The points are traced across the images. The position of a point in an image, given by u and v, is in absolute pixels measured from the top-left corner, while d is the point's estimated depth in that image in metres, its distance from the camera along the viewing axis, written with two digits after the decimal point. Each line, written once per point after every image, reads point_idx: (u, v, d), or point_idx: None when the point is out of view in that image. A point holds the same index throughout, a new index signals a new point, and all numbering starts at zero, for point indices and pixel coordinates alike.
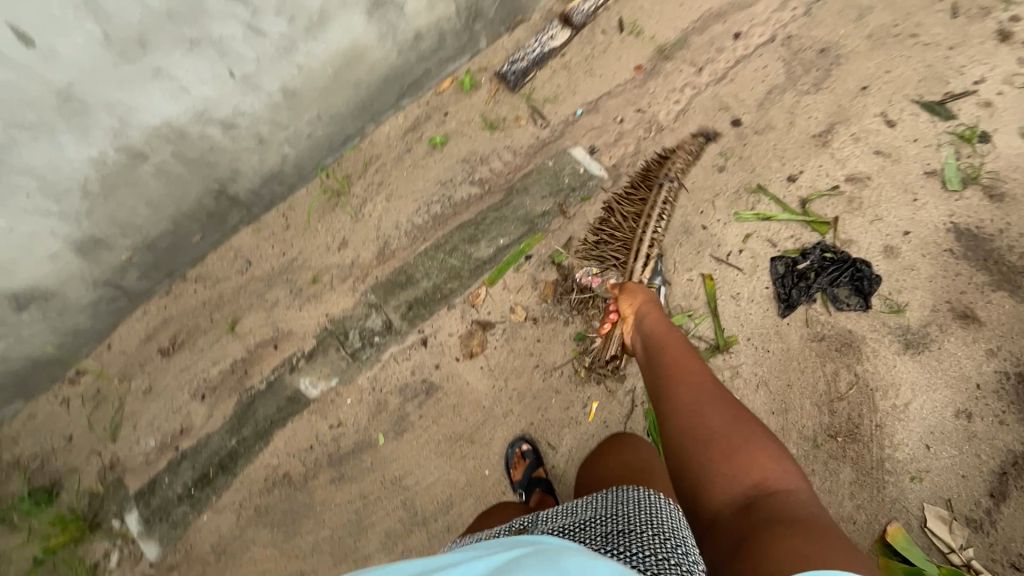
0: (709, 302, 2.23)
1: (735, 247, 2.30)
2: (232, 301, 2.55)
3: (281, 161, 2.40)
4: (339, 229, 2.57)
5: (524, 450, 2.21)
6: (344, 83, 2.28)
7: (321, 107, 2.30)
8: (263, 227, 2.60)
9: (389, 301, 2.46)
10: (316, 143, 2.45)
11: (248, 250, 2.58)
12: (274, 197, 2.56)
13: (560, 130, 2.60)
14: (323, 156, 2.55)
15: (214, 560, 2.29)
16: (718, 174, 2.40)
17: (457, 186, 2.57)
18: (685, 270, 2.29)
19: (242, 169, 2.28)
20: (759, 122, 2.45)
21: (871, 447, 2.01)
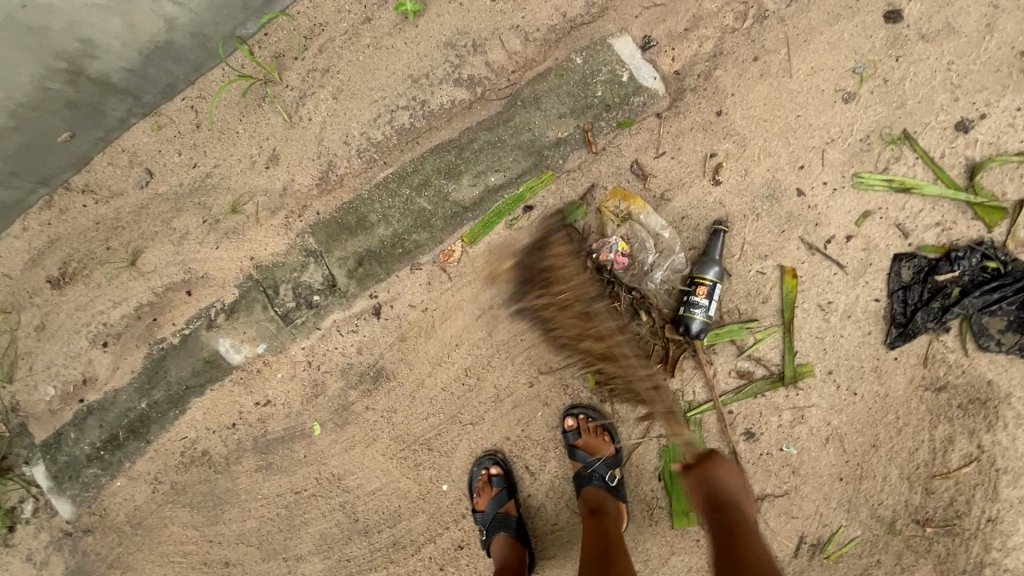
0: (790, 309, 1.51)
1: (840, 232, 1.51)
2: (131, 225, 1.90)
3: (167, 27, 1.58)
4: (268, 137, 1.82)
5: (492, 474, 1.70)
6: None
7: None
8: (164, 123, 1.85)
9: (333, 251, 1.79)
10: (219, 0, 1.60)
11: (147, 155, 1.87)
12: (173, 81, 1.77)
13: (602, 5, 1.66)
14: (238, 21, 1.70)
15: (130, 532, 1.98)
16: (839, 108, 1.52)
17: (436, 85, 1.73)
18: (756, 258, 1.54)
19: (98, 38, 1.49)
20: (932, 19, 1.48)
21: (970, 545, 1.45)
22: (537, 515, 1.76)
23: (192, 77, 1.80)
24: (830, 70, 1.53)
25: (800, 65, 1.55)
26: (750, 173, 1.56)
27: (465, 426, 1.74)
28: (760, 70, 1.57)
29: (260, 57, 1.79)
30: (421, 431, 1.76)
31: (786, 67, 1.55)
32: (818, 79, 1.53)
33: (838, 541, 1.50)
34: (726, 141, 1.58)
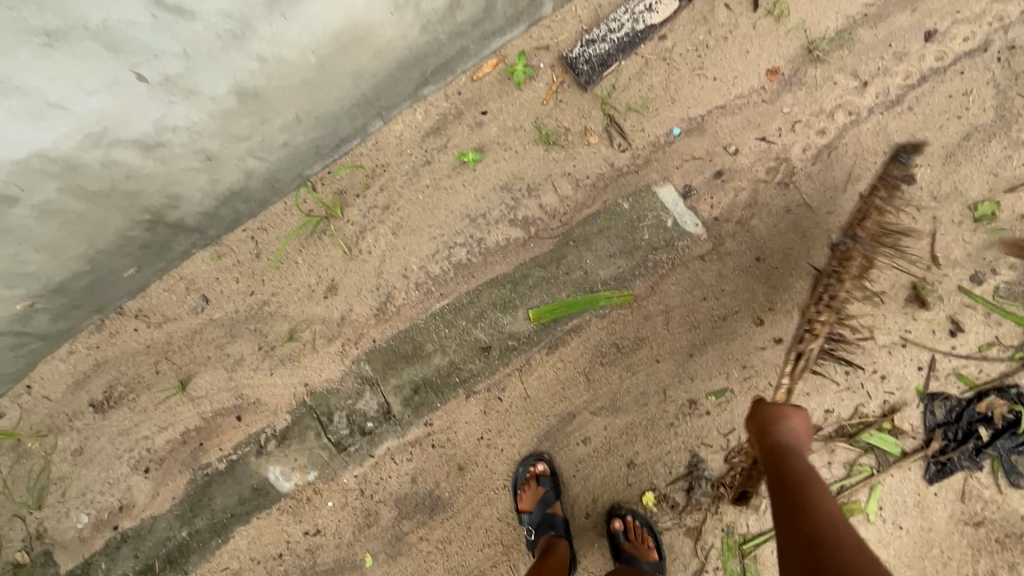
0: (855, 442, 1.61)
1: (875, 372, 1.64)
2: (183, 350, 1.93)
3: (245, 176, 1.68)
4: (326, 268, 1.90)
5: (538, 473, 1.75)
6: (335, 75, 1.49)
7: (301, 107, 1.53)
8: (224, 253, 1.91)
9: (389, 379, 1.85)
10: (295, 152, 1.71)
11: (204, 283, 1.92)
12: (238, 217, 1.84)
13: (646, 156, 1.83)
14: (307, 165, 1.80)
15: None
16: (866, 259, 1.68)
17: (493, 224, 1.85)
18: (800, 394, 1.66)
19: (184, 193, 1.57)
20: (942, 183, 1.68)
21: None
22: None
23: (256, 211, 1.88)
24: (857, 223, 1.70)
25: (828, 218, 1.72)
26: (790, 315, 1.69)
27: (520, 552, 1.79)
28: (792, 221, 1.74)
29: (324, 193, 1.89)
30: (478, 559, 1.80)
31: (816, 219, 1.72)
32: (847, 231, 1.70)
33: None
34: (765, 285, 1.72)
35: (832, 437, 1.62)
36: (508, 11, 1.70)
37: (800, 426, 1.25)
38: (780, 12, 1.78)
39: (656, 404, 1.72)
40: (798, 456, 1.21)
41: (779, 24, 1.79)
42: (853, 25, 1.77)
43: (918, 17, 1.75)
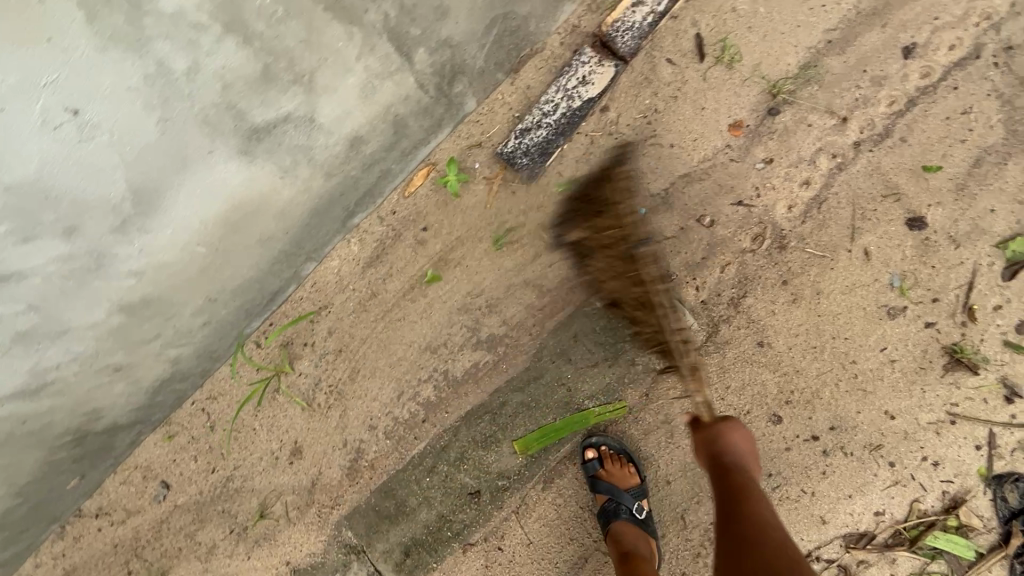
0: (917, 550, 1.37)
1: (924, 459, 1.38)
2: (152, 544, 1.74)
3: None
4: (287, 430, 1.71)
5: None
6: (235, 249, 1.30)
7: (210, 289, 1.35)
8: (175, 432, 1.71)
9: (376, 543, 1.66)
10: None
11: (159, 468, 1.73)
12: (179, 394, 1.65)
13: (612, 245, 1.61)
14: (242, 328, 1.62)
15: None
16: (885, 325, 1.44)
17: (457, 352, 1.65)
18: (842, 498, 1.41)
19: (102, 403, 1.39)
20: (960, 221, 1.43)
21: None
22: None
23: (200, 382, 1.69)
24: (867, 284, 1.46)
25: (833, 283, 1.48)
26: (811, 405, 1.45)
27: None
28: (792, 294, 1.50)
29: (268, 349, 1.70)
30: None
31: (819, 287, 1.48)
32: (858, 295, 1.46)
33: None
34: (775, 374, 1.48)
35: (888, 544, 1.38)
36: (426, 122, 1.50)
37: (745, 442, 1.22)
38: (731, 58, 1.57)
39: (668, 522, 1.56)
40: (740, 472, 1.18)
41: (733, 70, 1.57)
42: (818, 56, 1.54)
43: (890, 33, 1.52)
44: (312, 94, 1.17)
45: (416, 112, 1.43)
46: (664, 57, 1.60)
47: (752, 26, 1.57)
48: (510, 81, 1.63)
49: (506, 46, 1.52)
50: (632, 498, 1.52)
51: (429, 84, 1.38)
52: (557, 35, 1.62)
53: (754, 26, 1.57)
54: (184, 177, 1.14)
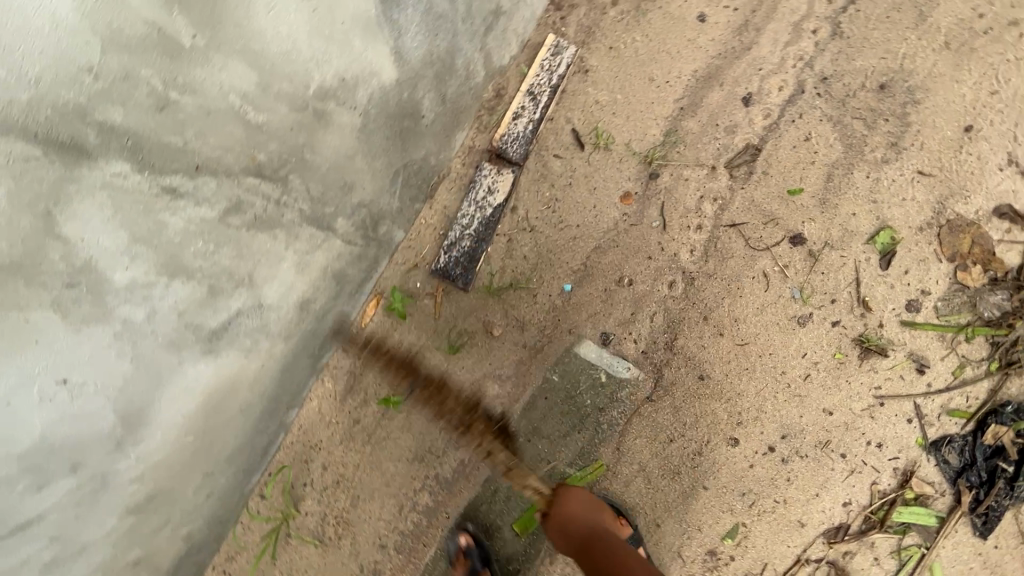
0: (890, 530, 1.55)
1: (870, 444, 1.57)
2: None
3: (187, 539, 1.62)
4: (307, 569, 1.81)
5: None
6: (221, 425, 1.46)
7: (208, 465, 1.50)
8: None
9: None
10: (228, 489, 1.67)
11: None
12: (201, 564, 1.76)
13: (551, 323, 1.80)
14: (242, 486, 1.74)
15: None
16: (799, 334, 1.63)
17: (442, 455, 1.79)
18: (812, 497, 1.59)
19: None
20: (832, 230, 1.65)
21: None
22: None
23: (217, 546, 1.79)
24: (775, 304, 1.66)
25: (748, 308, 1.67)
26: (762, 422, 1.62)
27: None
28: (715, 327, 1.68)
29: (270, 499, 1.81)
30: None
31: (736, 315, 1.68)
32: (771, 314, 1.65)
33: None
34: (722, 402, 1.65)
35: (862, 530, 1.56)
36: (362, 265, 1.70)
37: (579, 503, 1.53)
38: (605, 141, 1.82)
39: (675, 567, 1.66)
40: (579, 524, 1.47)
41: (610, 151, 1.82)
42: (676, 121, 1.79)
43: (729, 88, 1.77)
44: (256, 286, 1.28)
45: (351, 260, 1.63)
46: (550, 154, 1.84)
47: (615, 111, 1.83)
48: (426, 206, 1.85)
49: (414, 182, 1.73)
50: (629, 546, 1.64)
51: (355, 238, 1.59)
52: (456, 157, 1.85)
53: (617, 110, 1.82)
54: (164, 389, 1.20)
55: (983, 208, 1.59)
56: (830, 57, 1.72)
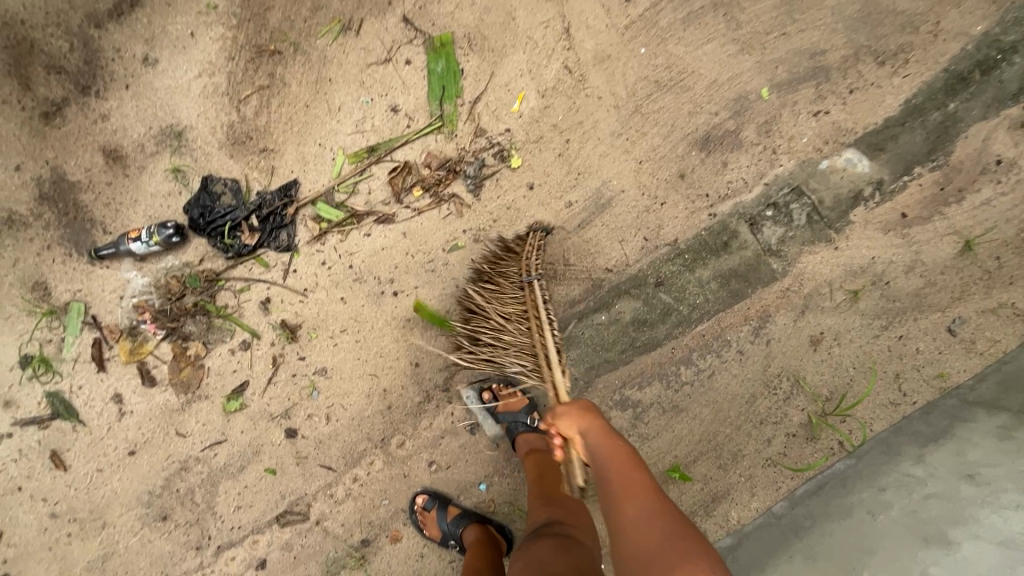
0: (347, 213, 1.96)
1: (325, 263, 1.96)
2: (959, 283, 1.90)
3: (905, 449, 1.69)
4: (818, 364, 1.91)
5: (613, 158, 1.97)
6: (809, 556, 1.54)
7: (852, 526, 1.53)
8: (923, 381, 1.89)
9: (761, 245, 1.96)
10: (847, 477, 1.75)
11: (941, 344, 1.90)
12: (910, 419, 1.82)
13: (503, 459, 1.97)
14: (839, 466, 1.82)
15: None
16: (330, 364, 1.96)
17: (655, 403, 1.94)
18: (385, 245, 1.96)
19: (960, 437, 1.58)
20: (264, 425, 1.96)
21: (246, 38, 1.98)
22: (574, 27, 2.00)
23: (886, 422, 1.88)
24: (334, 393, 1.96)
25: (355, 400, 1.96)
26: (390, 308, 1.96)
27: (617, 113, 1.98)
28: (382, 395, 1.96)
29: (822, 435, 1.90)
30: (656, 110, 1.98)
31: (363, 398, 1.97)
32: (340, 386, 1.96)
33: (333, 32, 1.98)
34: (407, 336, 1.96)
35: (364, 214, 1.96)
36: None
37: (586, 414, 1.47)
38: None
39: (497, 231, 1.96)
40: (607, 440, 1.39)
41: None
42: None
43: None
44: None
45: None
46: None
47: None
48: None
49: None
50: (525, 414, 1.89)
51: None
52: None
53: None
54: None
55: (158, 389, 1.95)
56: (186, 558, 1.96)
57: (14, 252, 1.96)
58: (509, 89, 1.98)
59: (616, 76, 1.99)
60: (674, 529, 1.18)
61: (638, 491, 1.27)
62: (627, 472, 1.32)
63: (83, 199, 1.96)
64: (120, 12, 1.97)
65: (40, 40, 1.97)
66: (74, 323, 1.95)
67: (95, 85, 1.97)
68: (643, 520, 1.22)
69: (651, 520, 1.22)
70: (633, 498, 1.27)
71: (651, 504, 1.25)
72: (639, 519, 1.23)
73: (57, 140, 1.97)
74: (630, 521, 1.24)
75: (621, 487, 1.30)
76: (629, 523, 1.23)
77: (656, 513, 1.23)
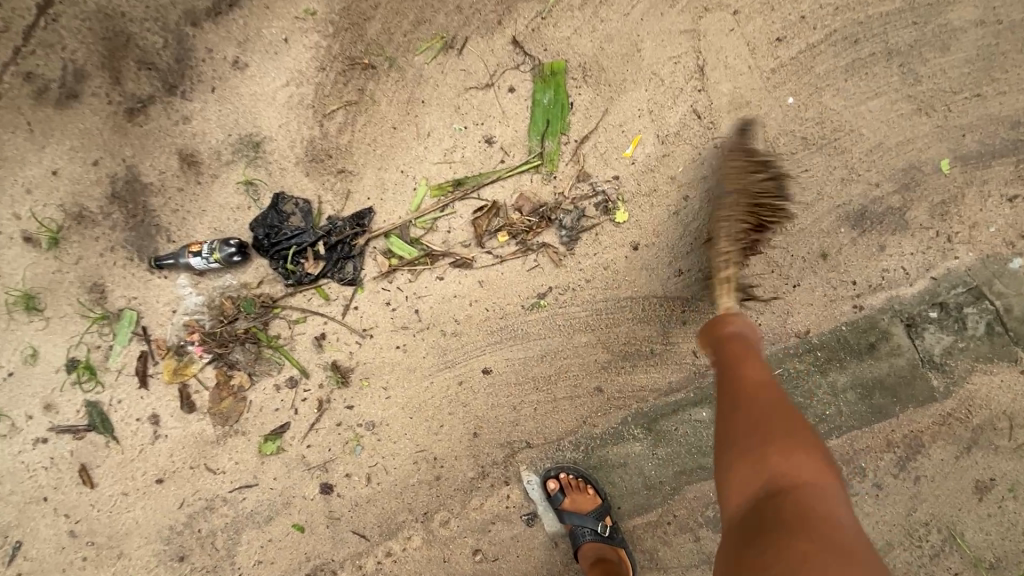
0: (422, 249, 1.73)
1: (390, 304, 1.74)
2: None
3: None
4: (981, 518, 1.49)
5: (738, 224, 1.64)
6: None
7: None
8: None
9: (917, 354, 1.56)
10: None
11: None
12: None
13: (562, 560, 1.70)
14: None
15: None
16: (380, 417, 1.73)
17: None
18: (459, 293, 1.72)
19: None
20: (299, 473, 1.75)
21: (341, 48, 1.81)
22: (709, 65, 1.70)
23: None
24: (379, 452, 1.73)
25: (400, 464, 1.72)
26: (454, 364, 1.71)
27: (750, 171, 1.66)
28: (431, 463, 1.71)
29: None
30: (799, 172, 1.64)
31: (410, 462, 1.72)
32: (387, 445, 1.73)
33: (434, 49, 1.78)
34: (470, 400, 1.70)
35: (440, 254, 1.73)
36: None
37: (742, 325, 1.35)
38: None
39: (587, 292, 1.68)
40: (742, 345, 1.30)
41: None
42: None
43: None
44: None
45: None
46: None
47: None
48: None
49: None
50: (595, 518, 1.60)
51: None
52: None
53: None
54: None
55: (195, 416, 1.79)
56: None
57: (78, 249, 1.87)
58: (623, 131, 1.70)
59: (754, 126, 1.67)
60: (789, 452, 1.04)
61: (764, 395, 1.17)
62: (771, 387, 1.18)
63: (152, 202, 1.85)
64: (219, 11, 1.86)
65: (137, 34, 1.89)
66: (124, 332, 1.83)
67: (182, 85, 1.87)
68: (753, 407, 1.15)
69: (774, 442, 1.07)
70: (752, 388, 1.19)
71: (761, 399, 1.16)
72: (759, 410, 1.13)
73: (136, 138, 1.87)
74: (744, 407, 1.15)
75: (761, 400, 1.16)
76: (740, 412, 1.15)
77: (757, 424, 1.11)
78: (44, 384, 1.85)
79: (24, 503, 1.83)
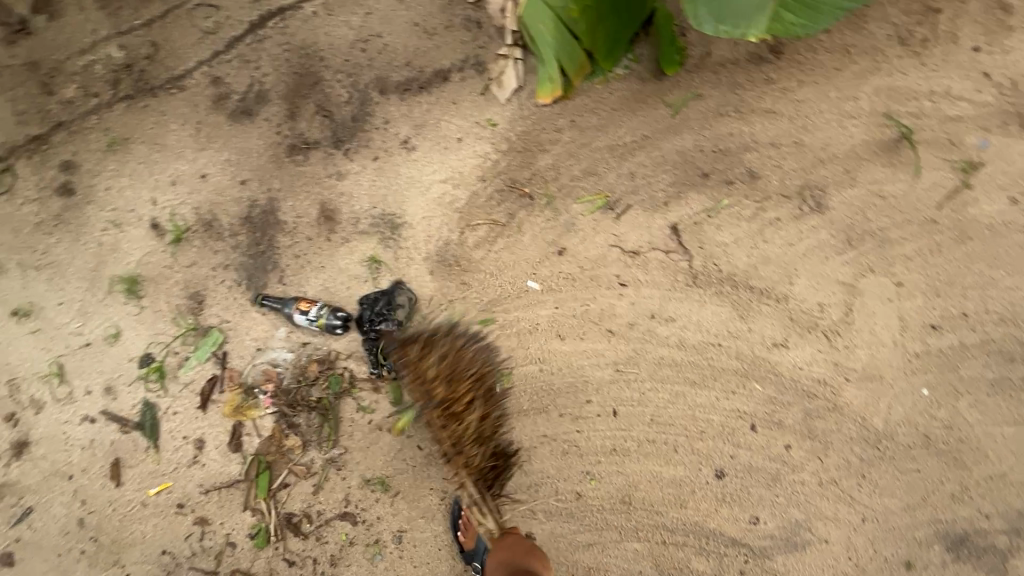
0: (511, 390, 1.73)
1: (462, 430, 1.73)
2: None
3: None
4: None
5: (825, 494, 1.62)
6: None
7: None
8: None
9: None
10: None
11: None
12: None
13: None
14: None
15: None
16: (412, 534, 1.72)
17: None
18: (531, 447, 1.70)
19: None
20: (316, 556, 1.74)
21: (508, 168, 1.84)
22: (857, 325, 1.66)
23: None
24: (399, 567, 1.73)
25: None
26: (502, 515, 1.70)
27: (859, 447, 1.62)
28: None
29: None
30: (908, 468, 1.60)
31: None
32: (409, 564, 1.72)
33: (594, 204, 1.79)
34: None
35: (527, 402, 1.72)
36: None
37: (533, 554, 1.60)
38: None
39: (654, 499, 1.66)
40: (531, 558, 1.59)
41: None
42: None
43: None
44: None
45: None
46: None
47: None
48: None
49: None
50: None
51: None
52: None
53: None
54: None
55: (238, 459, 1.79)
56: None
57: (196, 254, 1.92)
58: (748, 356, 1.67)
59: (880, 403, 1.63)
60: None
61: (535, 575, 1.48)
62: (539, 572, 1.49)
63: (279, 239, 1.89)
64: (410, 90, 1.92)
65: (327, 81, 1.96)
66: (204, 351, 1.85)
67: (350, 143, 1.92)
68: None
69: None
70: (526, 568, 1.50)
71: None
72: None
73: (288, 175, 1.93)
74: None
75: None
76: None
77: None
78: (113, 368, 1.88)
79: (50, 473, 1.84)
